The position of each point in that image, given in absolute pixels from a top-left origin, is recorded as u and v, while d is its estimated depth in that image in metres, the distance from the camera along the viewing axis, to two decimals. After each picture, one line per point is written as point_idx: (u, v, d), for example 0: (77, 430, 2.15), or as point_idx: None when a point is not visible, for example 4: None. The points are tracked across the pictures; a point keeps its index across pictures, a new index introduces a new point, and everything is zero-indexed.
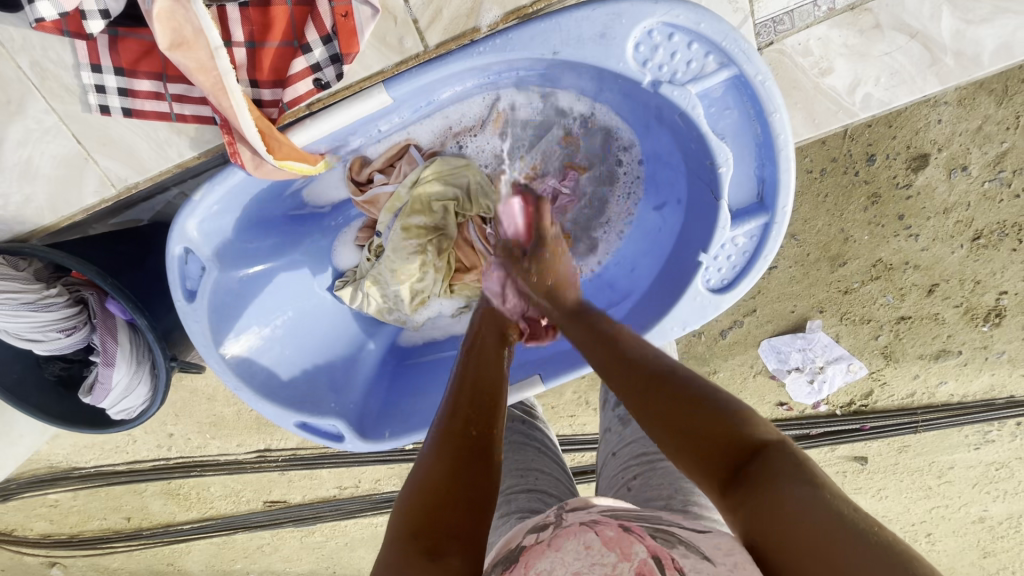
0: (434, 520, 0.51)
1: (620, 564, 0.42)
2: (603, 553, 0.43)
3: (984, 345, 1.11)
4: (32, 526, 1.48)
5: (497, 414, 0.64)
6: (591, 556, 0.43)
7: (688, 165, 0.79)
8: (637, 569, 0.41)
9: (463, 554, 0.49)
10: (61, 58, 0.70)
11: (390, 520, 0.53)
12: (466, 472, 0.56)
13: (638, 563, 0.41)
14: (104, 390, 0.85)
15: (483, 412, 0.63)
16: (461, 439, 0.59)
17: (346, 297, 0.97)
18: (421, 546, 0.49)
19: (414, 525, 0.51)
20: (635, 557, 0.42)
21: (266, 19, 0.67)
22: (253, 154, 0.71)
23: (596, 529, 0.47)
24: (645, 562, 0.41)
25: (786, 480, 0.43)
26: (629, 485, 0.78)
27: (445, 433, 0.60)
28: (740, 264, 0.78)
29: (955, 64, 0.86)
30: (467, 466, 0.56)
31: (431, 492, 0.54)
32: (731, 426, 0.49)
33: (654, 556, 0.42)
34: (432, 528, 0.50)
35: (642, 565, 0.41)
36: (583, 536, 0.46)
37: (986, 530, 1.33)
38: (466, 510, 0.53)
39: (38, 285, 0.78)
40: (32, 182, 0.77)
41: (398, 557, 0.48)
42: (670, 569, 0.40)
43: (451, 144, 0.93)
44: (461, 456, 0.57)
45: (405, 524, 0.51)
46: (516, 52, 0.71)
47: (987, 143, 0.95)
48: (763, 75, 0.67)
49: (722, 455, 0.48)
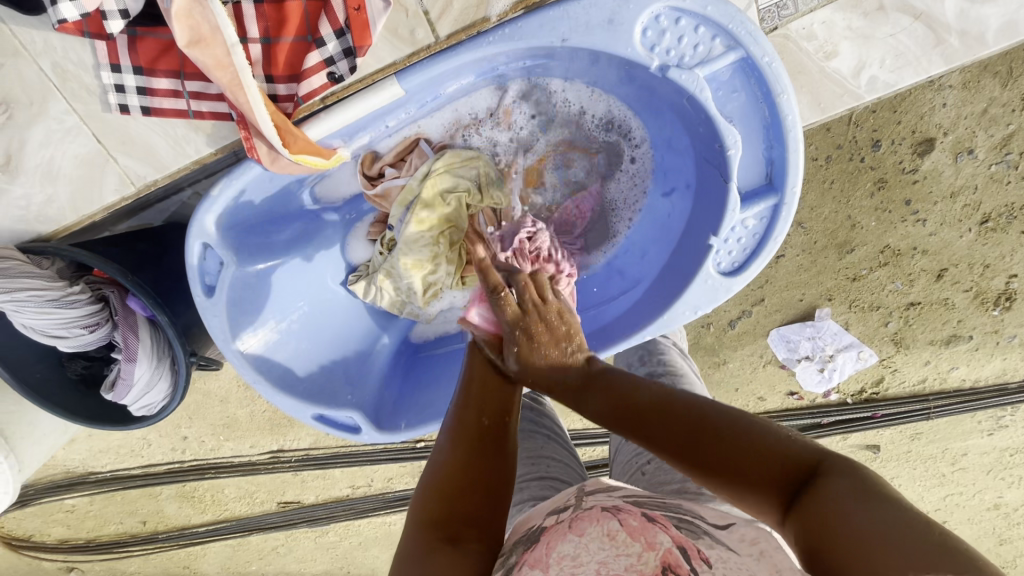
0: (454, 510, 0.52)
1: (645, 554, 0.42)
2: (627, 543, 0.44)
3: (995, 330, 1.11)
4: (50, 532, 1.49)
5: (512, 407, 0.65)
6: (616, 547, 0.43)
7: (698, 149, 0.80)
8: (663, 559, 0.41)
9: (482, 542, 0.50)
10: (81, 59, 0.71)
11: (409, 513, 0.54)
12: (481, 469, 0.56)
13: (663, 554, 0.42)
14: (126, 385, 0.86)
15: (498, 403, 0.65)
16: (474, 432, 0.60)
17: (359, 292, 0.99)
18: (444, 534, 0.50)
19: (432, 514, 0.52)
20: (660, 546, 0.43)
21: (281, 14, 0.68)
22: (270, 149, 0.73)
23: (620, 516, 0.48)
24: (671, 552, 0.42)
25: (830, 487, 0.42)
26: (644, 469, 0.79)
27: (460, 429, 0.61)
28: (750, 247, 0.79)
29: (959, 44, 0.87)
30: (485, 459, 0.57)
31: (448, 486, 0.54)
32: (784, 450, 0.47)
33: (680, 547, 0.42)
34: (448, 516, 0.52)
35: (669, 555, 0.41)
36: (606, 523, 0.47)
37: (1001, 517, 1.32)
38: (485, 501, 0.54)
39: (62, 283, 0.80)
40: (54, 182, 0.79)
41: (421, 546, 0.49)
42: (696, 559, 0.41)
43: (459, 138, 0.94)
44: (476, 453, 0.58)
45: (427, 513, 0.52)
46: (525, 40, 0.71)
47: (994, 126, 0.95)
48: (770, 56, 0.68)
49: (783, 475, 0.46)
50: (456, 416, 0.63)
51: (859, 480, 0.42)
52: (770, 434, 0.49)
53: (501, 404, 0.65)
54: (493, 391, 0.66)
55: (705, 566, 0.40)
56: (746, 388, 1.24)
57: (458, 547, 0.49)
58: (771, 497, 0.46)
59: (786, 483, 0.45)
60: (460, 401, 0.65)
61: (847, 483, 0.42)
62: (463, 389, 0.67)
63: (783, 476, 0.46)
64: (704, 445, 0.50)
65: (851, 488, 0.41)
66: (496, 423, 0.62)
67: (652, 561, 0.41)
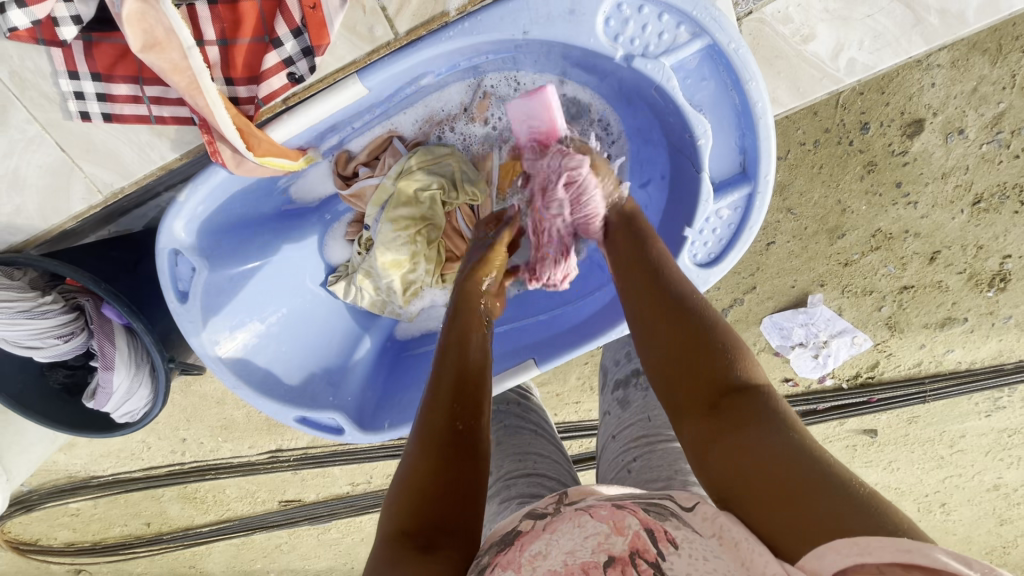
0: (428, 519, 0.51)
1: (615, 536, 0.44)
2: (597, 527, 0.45)
3: (990, 311, 1.10)
4: (56, 535, 1.50)
5: (483, 406, 0.61)
6: (585, 534, 0.45)
7: (671, 140, 0.79)
8: (632, 543, 0.43)
9: (456, 546, 0.50)
10: (39, 67, 0.71)
11: (381, 518, 0.54)
12: (452, 479, 0.54)
13: (632, 539, 0.43)
14: (106, 394, 0.87)
15: (468, 404, 0.60)
16: (444, 435, 0.57)
17: (339, 292, 0.99)
18: (415, 543, 0.50)
19: (405, 525, 0.51)
20: (629, 530, 0.44)
21: (235, 15, 0.67)
22: (234, 152, 0.72)
23: (591, 509, 0.48)
24: (639, 536, 0.43)
25: (762, 425, 0.46)
26: (629, 467, 0.77)
27: (430, 429, 0.58)
28: (725, 237, 0.77)
29: (939, 24, 0.85)
30: (458, 466, 0.55)
31: (421, 490, 0.53)
32: (724, 367, 0.52)
33: (647, 528, 0.44)
34: (420, 525, 0.51)
35: (637, 539, 0.43)
36: (577, 518, 0.47)
37: (1001, 497, 1.32)
38: (459, 506, 0.53)
39: (33, 294, 0.80)
40: (21, 192, 0.78)
41: (389, 554, 0.49)
42: (663, 540, 0.43)
43: (433, 134, 0.94)
44: (449, 458, 0.55)
45: (398, 524, 0.52)
46: (485, 34, 0.70)
47: (984, 105, 0.93)
48: (737, 43, 0.66)
49: (716, 382, 0.52)
50: (424, 422, 0.59)
51: (781, 412, 0.47)
52: (738, 349, 0.54)
53: (469, 404, 0.60)
54: (462, 396, 0.61)
55: (671, 547, 0.42)
56: None
57: (431, 556, 0.48)
58: (701, 395, 0.52)
59: (718, 386, 0.51)
60: (434, 393, 0.61)
61: (774, 410, 0.47)
62: (432, 390, 0.62)
63: (721, 383, 0.51)
64: (675, 318, 0.58)
65: (771, 419, 0.47)
66: (468, 426, 0.58)
67: (620, 543, 0.43)
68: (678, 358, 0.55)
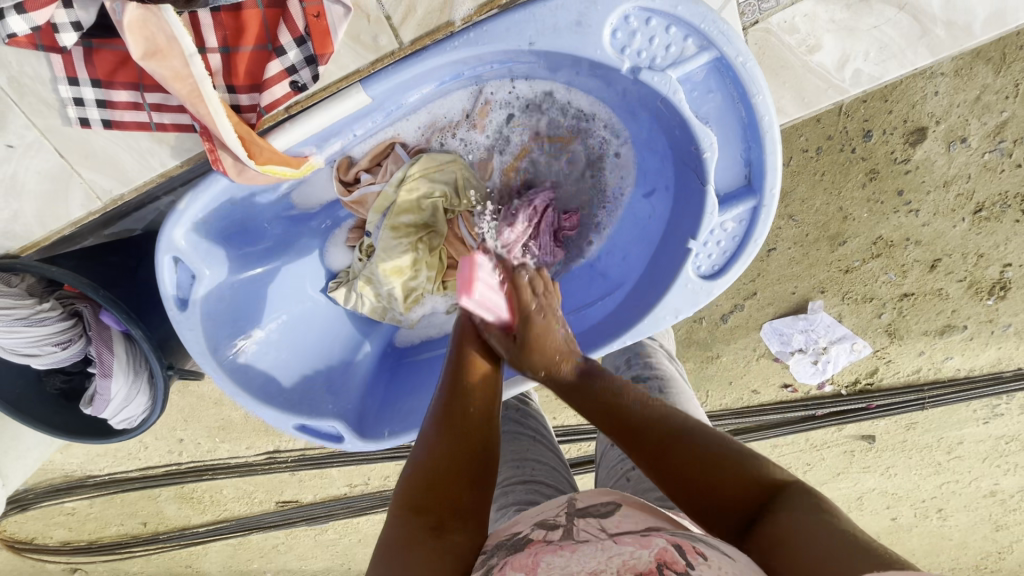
0: (437, 498, 0.52)
1: (640, 552, 0.42)
2: (622, 546, 0.44)
3: (990, 319, 1.10)
4: (52, 534, 1.49)
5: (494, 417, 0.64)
6: (609, 552, 0.43)
7: (676, 151, 0.78)
8: (659, 554, 0.42)
9: (463, 529, 0.51)
10: (37, 73, 0.69)
11: (394, 496, 0.54)
12: (463, 463, 0.56)
13: (660, 552, 0.42)
14: (104, 401, 0.86)
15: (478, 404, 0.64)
16: (461, 425, 0.61)
17: (340, 299, 0.98)
18: (427, 520, 0.50)
19: (415, 501, 0.52)
20: (655, 545, 0.43)
21: (238, 23, 0.66)
22: (236, 161, 0.71)
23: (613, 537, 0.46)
24: (665, 550, 0.42)
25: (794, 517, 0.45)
26: (629, 475, 0.77)
27: (446, 419, 0.61)
28: (729, 250, 0.77)
29: (945, 35, 0.84)
30: (471, 453, 0.58)
31: (433, 473, 0.55)
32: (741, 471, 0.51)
33: (674, 544, 0.43)
34: (431, 504, 0.52)
35: (664, 552, 0.42)
36: (598, 541, 0.46)
37: (998, 503, 1.32)
38: (469, 487, 0.55)
39: (31, 300, 0.80)
40: (19, 198, 0.78)
41: (401, 527, 0.50)
42: (692, 553, 0.42)
43: (435, 141, 0.92)
44: (463, 444, 0.58)
45: (409, 500, 0.52)
46: (490, 44, 0.70)
47: (987, 114, 0.93)
48: (744, 57, 0.66)
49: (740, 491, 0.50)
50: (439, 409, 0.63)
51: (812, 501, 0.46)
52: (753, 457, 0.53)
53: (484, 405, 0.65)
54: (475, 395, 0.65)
55: (700, 558, 0.42)
56: (740, 381, 1.23)
57: (444, 537, 0.49)
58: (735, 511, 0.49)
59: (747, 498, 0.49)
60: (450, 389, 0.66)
61: (807, 502, 0.46)
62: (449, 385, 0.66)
63: (748, 493, 0.50)
64: (675, 444, 0.56)
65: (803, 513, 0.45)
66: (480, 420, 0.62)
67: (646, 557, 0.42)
68: (692, 483, 0.52)
